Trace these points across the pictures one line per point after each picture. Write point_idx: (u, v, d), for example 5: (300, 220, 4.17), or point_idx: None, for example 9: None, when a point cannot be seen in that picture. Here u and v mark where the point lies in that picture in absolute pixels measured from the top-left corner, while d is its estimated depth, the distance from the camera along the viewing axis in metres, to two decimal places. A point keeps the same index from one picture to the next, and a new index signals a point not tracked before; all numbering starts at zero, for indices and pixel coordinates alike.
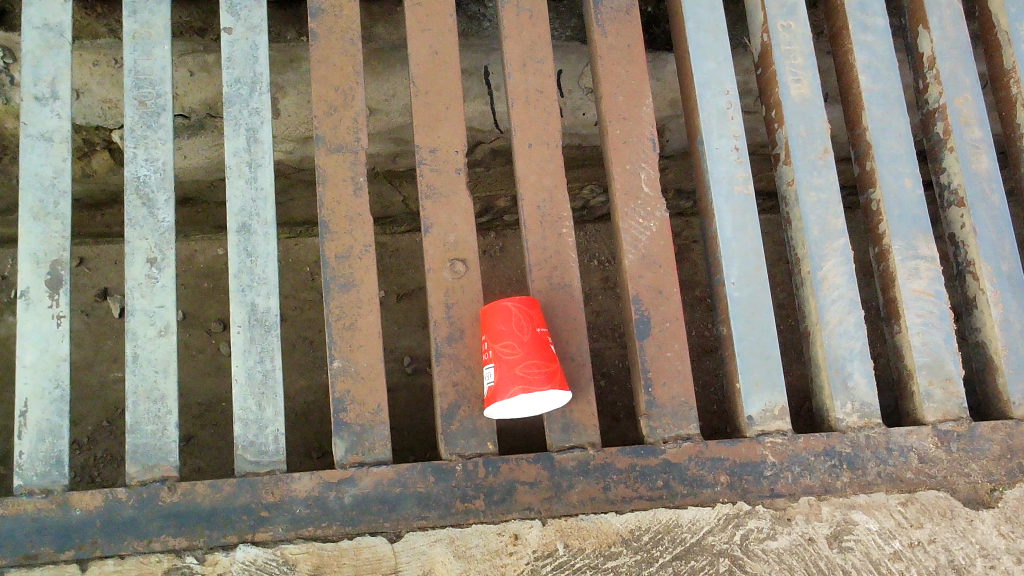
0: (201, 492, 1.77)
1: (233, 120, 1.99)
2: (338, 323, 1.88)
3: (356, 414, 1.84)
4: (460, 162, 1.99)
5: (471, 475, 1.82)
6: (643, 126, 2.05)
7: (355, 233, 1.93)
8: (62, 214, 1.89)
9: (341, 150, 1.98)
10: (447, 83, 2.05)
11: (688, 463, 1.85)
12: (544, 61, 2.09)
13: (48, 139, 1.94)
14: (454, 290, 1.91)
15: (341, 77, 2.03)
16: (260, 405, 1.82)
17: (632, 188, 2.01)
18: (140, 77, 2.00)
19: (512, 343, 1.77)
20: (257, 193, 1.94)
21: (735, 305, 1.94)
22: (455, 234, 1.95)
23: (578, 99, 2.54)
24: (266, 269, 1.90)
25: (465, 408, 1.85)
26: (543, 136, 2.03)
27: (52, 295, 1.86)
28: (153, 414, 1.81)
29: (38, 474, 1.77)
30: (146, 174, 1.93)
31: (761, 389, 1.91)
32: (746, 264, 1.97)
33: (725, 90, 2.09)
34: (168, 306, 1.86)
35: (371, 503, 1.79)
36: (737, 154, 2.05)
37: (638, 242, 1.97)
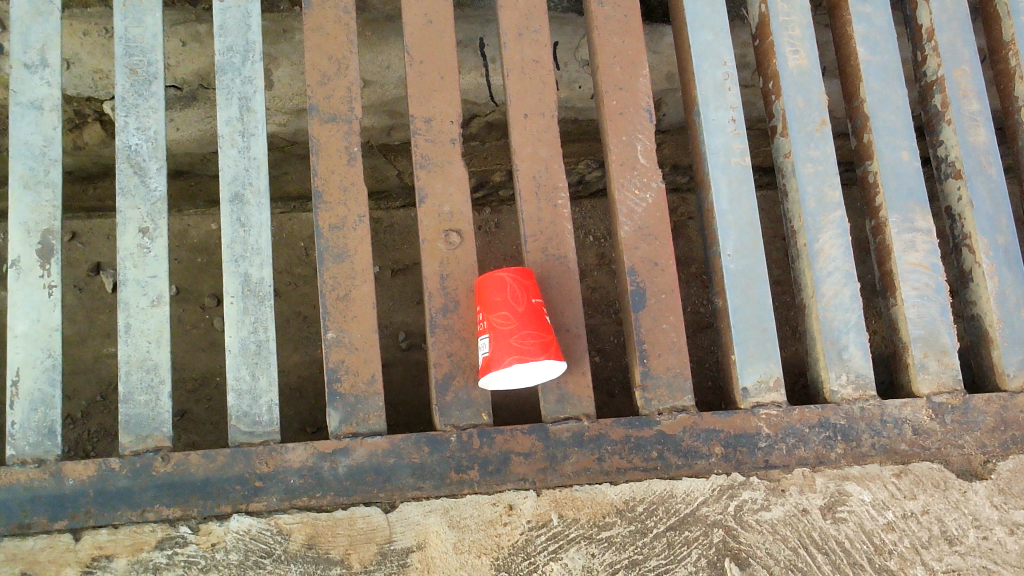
0: (194, 463, 1.77)
1: (225, 89, 1.97)
2: (333, 293, 1.87)
3: (350, 385, 1.83)
4: (455, 132, 1.98)
5: (465, 446, 1.81)
6: (640, 97, 2.04)
7: (350, 203, 1.91)
8: (53, 182, 1.88)
9: (335, 120, 1.96)
10: (442, 52, 2.03)
11: (683, 435, 1.85)
12: (539, 31, 2.07)
13: (38, 107, 1.92)
14: (448, 262, 1.90)
15: (335, 45, 2.01)
16: (253, 375, 1.81)
17: (628, 159, 1.99)
18: (131, 45, 1.97)
19: (507, 313, 1.76)
20: (249, 163, 1.92)
21: (731, 276, 1.94)
22: (450, 205, 1.94)
23: (574, 71, 2.51)
24: (260, 240, 1.89)
25: (460, 379, 1.85)
26: (538, 106, 2.02)
27: (43, 264, 1.84)
28: (146, 384, 1.80)
29: (30, 444, 1.77)
30: (137, 143, 1.92)
31: (757, 361, 1.91)
32: (742, 237, 1.97)
33: (722, 62, 2.07)
34: (160, 276, 1.85)
35: (365, 474, 1.79)
36: (734, 125, 2.03)
37: (634, 213, 1.96)
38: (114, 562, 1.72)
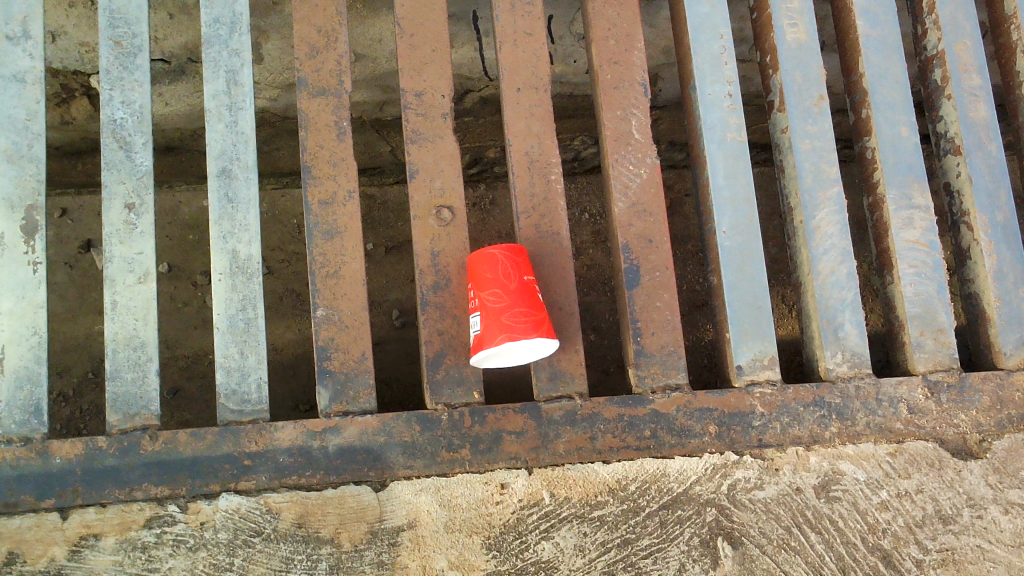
0: (182, 441, 1.74)
1: (212, 61, 1.93)
2: (322, 270, 1.84)
3: (340, 363, 1.81)
4: (447, 106, 1.94)
5: (456, 424, 1.79)
6: (634, 71, 2.00)
7: (339, 178, 1.88)
8: (36, 156, 1.84)
9: (324, 94, 1.92)
10: (433, 24, 1.99)
11: (677, 413, 1.83)
12: (533, 3, 2.03)
13: (20, 80, 1.88)
14: (439, 238, 1.87)
15: (324, 17, 1.97)
16: (242, 352, 1.79)
17: (623, 134, 1.96)
18: (115, 16, 1.93)
19: (499, 291, 1.74)
20: (237, 138, 1.89)
21: (726, 254, 1.92)
22: (441, 180, 1.90)
23: (569, 45, 2.47)
24: (248, 216, 1.85)
25: (452, 357, 1.82)
26: (531, 80, 1.98)
27: (28, 240, 1.81)
28: (134, 362, 1.77)
29: (16, 423, 1.74)
30: (122, 116, 1.88)
31: (752, 338, 1.88)
32: (738, 214, 1.94)
33: (719, 35, 2.04)
34: (147, 252, 1.82)
35: (355, 453, 1.77)
36: (730, 100, 2.00)
37: (628, 189, 1.93)
38: (102, 541, 1.71)
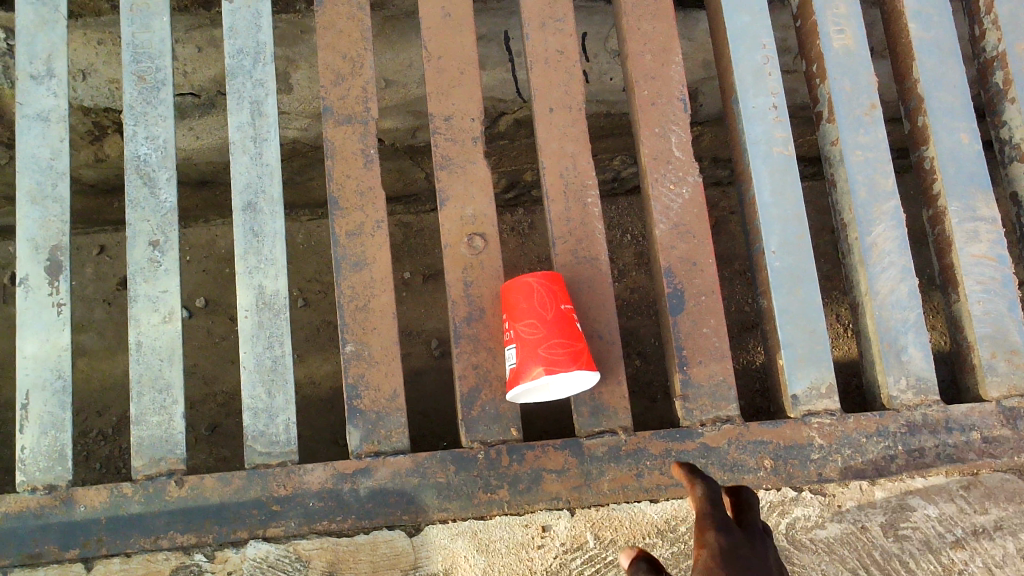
0: (209, 486, 1.68)
1: (236, 93, 1.87)
2: (351, 304, 1.77)
3: (371, 401, 1.73)
4: (477, 130, 1.87)
5: (493, 463, 1.70)
6: (672, 86, 1.90)
7: (367, 208, 1.81)
8: (61, 197, 1.81)
9: (350, 122, 1.86)
10: (462, 46, 1.92)
11: (728, 447, 1.72)
12: (563, 20, 1.95)
13: (44, 119, 1.85)
14: (472, 268, 1.79)
15: (348, 43, 1.91)
16: (270, 393, 1.72)
17: (662, 152, 1.86)
18: (139, 51, 1.89)
19: (535, 321, 1.64)
20: (262, 170, 1.83)
21: (777, 275, 1.80)
22: (472, 207, 1.82)
23: (604, 62, 2.38)
24: (274, 250, 1.79)
25: (487, 392, 1.73)
26: (565, 100, 1.90)
27: (52, 282, 1.77)
28: (159, 405, 1.71)
29: (41, 470, 1.69)
30: (146, 152, 1.83)
31: (807, 365, 1.76)
32: (787, 231, 1.82)
33: (761, 45, 1.93)
34: (172, 290, 1.77)
35: (388, 496, 1.68)
36: (775, 112, 1.89)
37: (669, 210, 1.83)
38: None
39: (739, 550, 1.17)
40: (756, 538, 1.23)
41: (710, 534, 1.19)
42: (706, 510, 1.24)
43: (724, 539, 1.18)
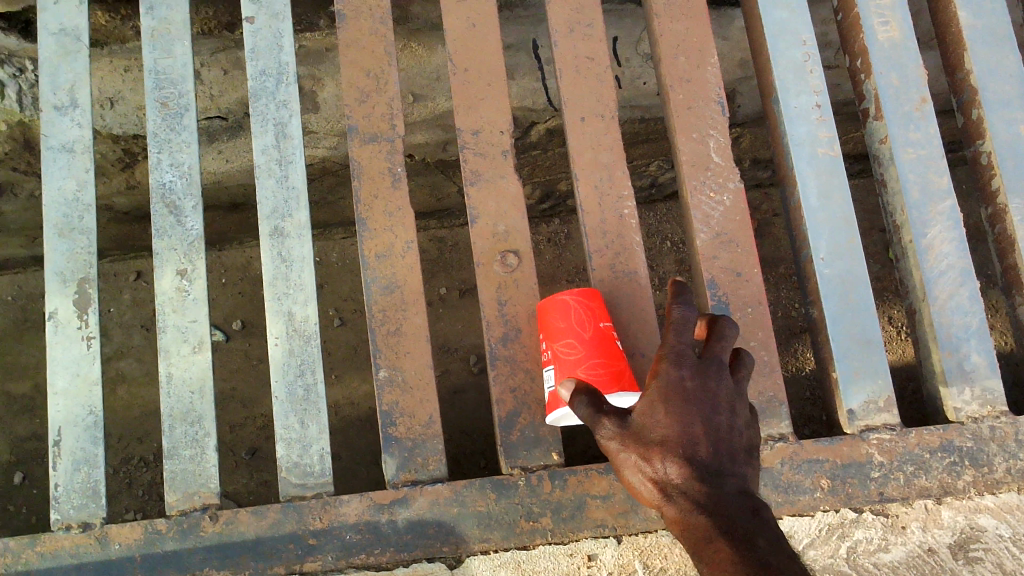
0: (244, 521, 1.64)
1: (259, 115, 1.83)
2: (382, 328, 1.71)
3: (406, 428, 1.67)
4: (507, 143, 1.81)
5: (535, 490, 1.63)
6: (709, 88, 1.82)
7: (396, 228, 1.76)
8: (88, 229, 1.78)
9: (376, 140, 1.80)
10: (488, 56, 1.86)
11: (782, 467, 1.62)
12: (592, 25, 1.88)
13: (69, 149, 1.82)
14: (506, 286, 1.73)
15: (372, 59, 1.86)
16: (303, 422, 1.67)
17: (700, 158, 1.78)
18: (161, 77, 1.86)
19: (573, 341, 1.57)
20: (288, 193, 1.79)
21: (827, 283, 1.71)
22: (505, 223, 1.76)
23: (637, 67, 2.31)
24: (302, 275, 1.75)
25: (526, 415, 1.66)
26: (596, 108, 1.83)
27: (81, 315, 1.74)
28: (191, 437, 1.67)
29: (75, 507, 1.66)
30: (171, 180, 1.80)
31: (863, 378, 1.66)
32: (837, 236, 1.73)
33: (801, 41, 1.84)
34: (201, 320, 1.73)
35: (427, 527, 1.63)
36: (819, 111, 1.80)
37: (710, 219, 1.75)
38: None
39: (684, 382, 1.35)
40: (714, 350, 1.41)
41: (670, 347, 1.38)
42: (673, 336, 1.39)
43: (676, 369, 1.36)
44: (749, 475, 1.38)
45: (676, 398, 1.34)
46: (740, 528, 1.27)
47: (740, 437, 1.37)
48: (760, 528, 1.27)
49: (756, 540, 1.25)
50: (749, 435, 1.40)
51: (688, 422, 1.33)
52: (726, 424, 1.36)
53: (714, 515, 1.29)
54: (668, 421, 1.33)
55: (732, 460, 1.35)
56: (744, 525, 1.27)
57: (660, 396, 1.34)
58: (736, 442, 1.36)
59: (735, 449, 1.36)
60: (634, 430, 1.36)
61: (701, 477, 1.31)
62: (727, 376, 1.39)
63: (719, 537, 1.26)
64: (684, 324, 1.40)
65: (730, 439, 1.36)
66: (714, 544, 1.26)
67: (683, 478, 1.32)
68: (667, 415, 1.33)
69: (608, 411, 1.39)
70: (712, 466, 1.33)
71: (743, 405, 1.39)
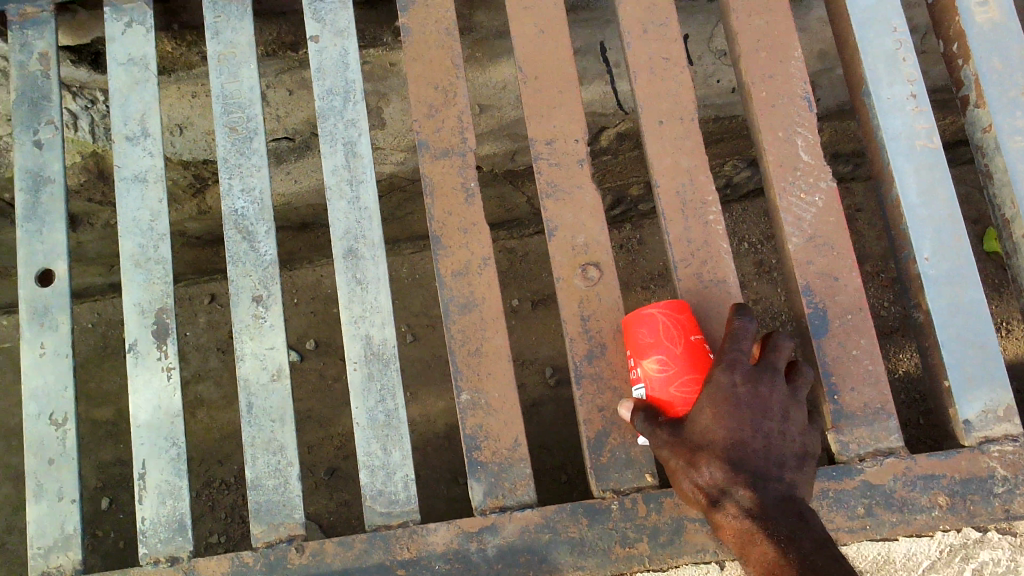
0: (332, 552, 1.61)
1: (328, 136, 1.80)
2: (463, 349, 1.66)
3: (492, 452, 1.61)
4: (583, 152, 1.73)
5: (629, 514, 1.56)
6: (794, 83, 1.72)
7: (472, 245, 1.70)
8: (163, 258, 1.77)
9: (447, 155, 1.75)
10: (558, 63, 1.79)
11: (895, 484, 1.52)
12: (666, 23, 1.80)
13: (142, 179, 1.82)
14: (588, 300, 1.66)
15: (439, 72, 1.81)
16: (386, 449, 1.62)
17: (788, 158, 1.68)
18: (229, 102, 1.84)
19: (663, 358, 1.49)
20: (360, 214, 1.75)
21: (933, 285, 1.59)
22: (584, 235, 1.69)
23: (710, 65, 2.20)
24: (378, 297, 1.70)
25: (616, 436, 1.59)
26: (675, 110, 1.75)
27: (160, 346, 1.72)
28: (274, 467, 1.64)
29: (162, 541, 1.64)
30: (243, 206, 1.78)
31: (979, 386, 1.55)
32: (941, 234, 1.61)
33: (892, 28, 1.73)
34: (278, 346, 1.70)
35: (518, 555, 1.57)
36: (915, 101, 1.69)
37: (802, 222, 1.65)
38: None
39: (736, 390, 1.38)
40: (770, 359, 1.43)
41: (725, 355, 1.41)
42: (729, 345, 1.42)
43: (728, 377, 1.39)
44: (804, 479, 1.42)
45: (728, 407, 1.38)
46: (785, 533, 1.33)
47: (793, 443, 1.40)
48: (806, 533, 1.33)
49: (804, 546, 1.32)
50: (804, 438, 1.43)
51: (738, 428, 1.37)
52: (777, 429, 1.40)
53: (760, 519, 1.35)
54: (719, 430, 1.38)
55: (782, 465, 1.39)
56: (792, 531, 1.33)
57: (711, 402, 1.39)
58: (788, 448, 1.40)
59: (787, 453, 1.39)
60: (685, 436, 1.41)
61: (749, 485, 1.36)
62: (780, 382, 1.42)
63: (764, 539, 1.34)
64: (741, 332, 1.43)
65: (782, 444, 1.39)
66: (759, 547, 1.34)
67: (731, 485, 1.37)
68: (718, 422, 1.38)
69: (662, 422, 1.45)
70: (760, 471, 1.37)
71: (797, 411, 1.42)
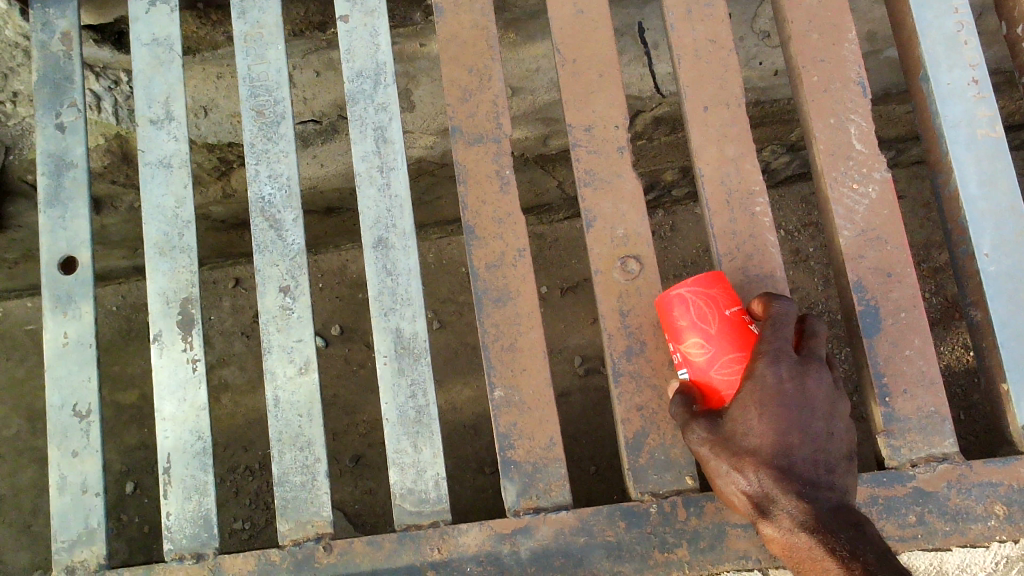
0: (360, 551, 1.56)
1: (358, 120, 1.73)
2: (496, 344, 1.60)
3: (525, 452, 1.56)
4: (623, 139, 1.66)
5: (668, 518, 1.50)
6: (848, 67, 1.64)
7: (506, 236, 1.64)
8: (188, 246, 1.72)
9: (481, 141, 1.69)
10: (598, 45, 1.71)
11: (949, 491, 1.45)
12: (712, 3, 1.71)
13: (167, 165, 1.76)
14: (628, 294, 1.59)
15: (474, 54, 1.74)
16: (416, 446, 1.57)
17: (840, 146, 1.60)
18: (256, 84, 1.78)
19: (700, 340, 1.38)
20: (391, 202, 1.69)
21: (993, 282, 1.51)
22: (624, 226, 1.62)
23: (752, 46, 2.11)
24: (409, 288, 1.64)
25: (655, 436, 1.53)
26: (720, 95, 1.67)
27: (185, 337, 1.68)
28: (301, 464, 1.60)
29: (187, 537, 1.60)
30: (270, 193, 1.72)
31: None
32: (1003, 229, 1.53)
33: (952, 9, 1.64)
34: (306, 339, 1.64)
35: (552, 558, 1.51)
36: (976, 87, 1.60)
37: (854, 214, 1.57)
38: None
39: (783, 388, 1.31)
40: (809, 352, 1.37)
41: (769, 344, 1.33)
42: (768, 333, 1.35)
43: (773, 372, 1.31)
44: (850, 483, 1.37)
45: (774, 408, 1.31)
46: (845, 545, 1.28)
47: (839, 444, 1.35)
48: (865, 543, 1.29)
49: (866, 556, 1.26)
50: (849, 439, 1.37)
51: (784, 431, 1.31)
52: (824, 430, 1.34)
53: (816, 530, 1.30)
54: (765, 434, 1.31)
55: (830, 470, 1.34)
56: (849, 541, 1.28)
57: (757, 400, 1.31)
58: (835, 449, 1.34)
59: (832, 453, 1.34)
60: (727, 437, 1.34)
61: (799, 493, 1.31)
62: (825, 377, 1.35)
63: (825, 553, 1.29)
64: (782, 321, 1.36)
65: (828, 446, 1.34)
66: (819, 561, 1.30)
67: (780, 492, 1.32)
68: (764, 425, 1.31)
69: (699, 416, 1.37)
70: (809, 476, 1.32)
71: (841, 406, 1.36)
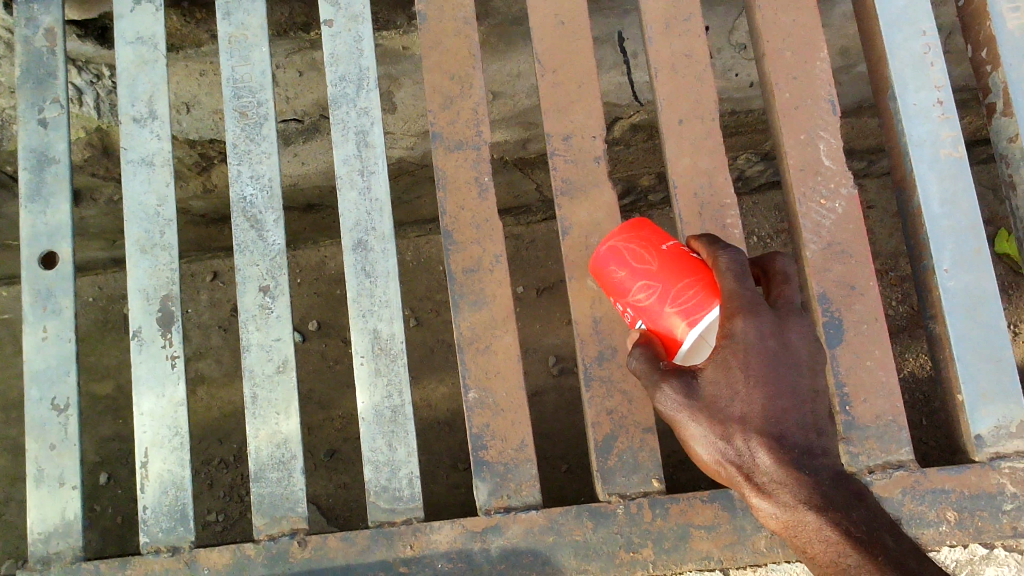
0: (334, 547, 1.60)
1: (340, 123, 1.76)
2: (472, 347, 1.64)
3: (497, 452, 1.60)
4: (600, 149, 1.70)
5: (634, 519, 1.55)
6: (818, 85, 1.69)
7: (484, 241, 1.68)
8: (169, 244, 1.74)
9: (461, 147, 1.72)
10: (578, 56, 1.75)
11: (903, 497, 1.51)
12: (690, 19, 1.76)
13: (149, 163, 1.78)
14: (601, 301, 1.63)
15: (456, 62, 1.77)
16: (391, 445, 1.61)
17: (809, 162, 1.65)
18: (239, 85, 1.80)
19: (645, 280, 1.33)
20: (372, 205, 1.72)
21: (951, 297, 1.57)
22: (599, 234, 1.66)
23: (729, 58, 2.16)
24: (388, 291, 1.68)
25: (623, 439, 1.58)
26: (695, 109, 1.71)
27: (164, 334, 1.70)
28: (277, 460, 1.63)
29: (163, 531, 1.63)
30: (251, 193, 1.75)
31: (993, 401, 1.53)
32: (962, 246, 1.59)
33: (921, 31, 1.70)
34: (285, 338, 1.68)
35: (521, 556, 1.56)
36: (941, 108, 1.65)
37: (821, 228, 1.63)
38: None
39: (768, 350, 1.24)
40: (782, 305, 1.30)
41: (739, 300, 1.25)
42: (732, 284, 1.27)
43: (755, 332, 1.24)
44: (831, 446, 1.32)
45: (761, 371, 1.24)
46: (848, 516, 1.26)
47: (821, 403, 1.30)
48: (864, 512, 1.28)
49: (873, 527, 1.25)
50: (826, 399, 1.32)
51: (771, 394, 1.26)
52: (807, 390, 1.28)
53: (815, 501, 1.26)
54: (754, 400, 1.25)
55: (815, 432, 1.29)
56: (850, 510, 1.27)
57: (742, 363, 1.24)
58: (818, 410, 1.30)
59: (821, 417, 1.29)
60: (713, 406, 1.27)
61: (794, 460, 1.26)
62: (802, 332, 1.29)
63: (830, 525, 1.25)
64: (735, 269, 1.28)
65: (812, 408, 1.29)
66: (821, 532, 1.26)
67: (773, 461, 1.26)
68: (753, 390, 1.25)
69: (669, 375, 1.30)
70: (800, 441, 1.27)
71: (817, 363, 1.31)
